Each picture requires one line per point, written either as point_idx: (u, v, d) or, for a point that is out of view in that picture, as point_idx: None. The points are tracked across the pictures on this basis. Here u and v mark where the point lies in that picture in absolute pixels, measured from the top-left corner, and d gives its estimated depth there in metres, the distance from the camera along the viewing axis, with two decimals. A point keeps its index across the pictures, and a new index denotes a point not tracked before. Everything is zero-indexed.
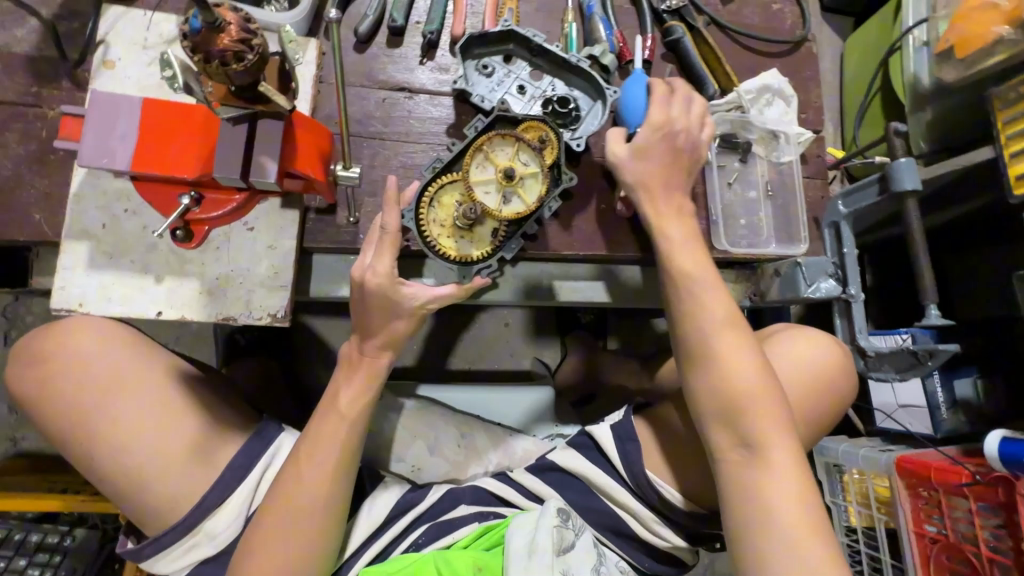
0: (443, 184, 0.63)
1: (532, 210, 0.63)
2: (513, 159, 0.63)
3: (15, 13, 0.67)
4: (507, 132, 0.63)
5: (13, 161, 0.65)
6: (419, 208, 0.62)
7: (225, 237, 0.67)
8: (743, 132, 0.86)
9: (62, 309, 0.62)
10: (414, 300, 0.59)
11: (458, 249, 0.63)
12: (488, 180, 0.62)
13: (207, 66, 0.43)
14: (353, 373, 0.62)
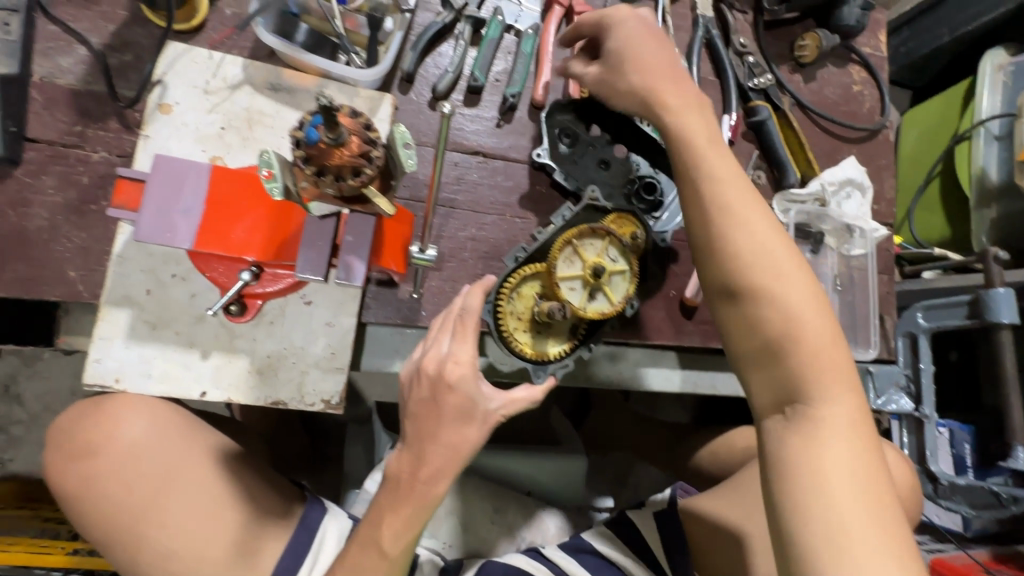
0: (524, 275, 0.58)
1: (619, 309, 0.58)
2: (602, 254, 0.59)
3: (62, 40, 0.60)
4: (600, 225, 0.58)
5: (48, 209, 0.58)
6: (499, 299, 0.57)
7: (281, 312, 0.61)
8: (817, 223, 0.83)
9: (95, 385, 0.56)
10: (488, 401, 0.50)
11: (534, 344, 0.59)
12: (574, 276, 0.57)
13: (320, 179, 0.38)
14: (397, 507, 0.49)
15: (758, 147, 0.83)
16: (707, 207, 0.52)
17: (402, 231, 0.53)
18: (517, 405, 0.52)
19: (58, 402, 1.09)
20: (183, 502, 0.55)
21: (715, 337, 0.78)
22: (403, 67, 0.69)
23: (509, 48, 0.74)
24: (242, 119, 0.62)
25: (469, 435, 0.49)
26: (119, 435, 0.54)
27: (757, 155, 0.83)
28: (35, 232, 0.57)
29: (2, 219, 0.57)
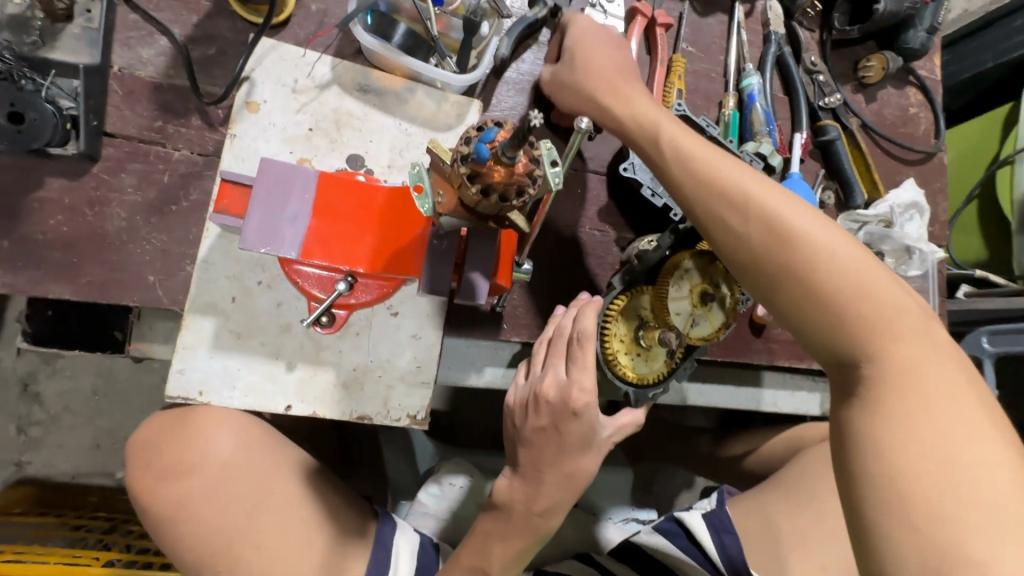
0: (632, 297, 0.56)
1: (720, 334, 0.57)
2: (706, 277, 0.57)
3: (143, 30, 0.57)
4: (705, 249, 0.57)
5: (126, 208, 0.55)
6: (605, 322, 0.56)
7: (367, 323, 0.58)
8: (879, 244, 0.83)
9: (177, 397, 0.53)
10: (599, 430, 0.48)
11: (634, 368, 0.56)
12: (681, 301, 0.55)
13: (485, 200, 0.37)
14: (507, 531, 0.49)
15: (824, 166, 0.83)
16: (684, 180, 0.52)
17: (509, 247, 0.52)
18: (626, 430, 0.51)
19: (80, 403, 1.04)
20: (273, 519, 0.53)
21: (783, 355, 0.78)
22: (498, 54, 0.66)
23: None
24: (330, 121, 0.59)
25: (585, 464, 0.48)
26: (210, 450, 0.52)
27: (824, 174, 0.83)
28: (113, 233, 0.54)
29: (79, 218, 0.53)
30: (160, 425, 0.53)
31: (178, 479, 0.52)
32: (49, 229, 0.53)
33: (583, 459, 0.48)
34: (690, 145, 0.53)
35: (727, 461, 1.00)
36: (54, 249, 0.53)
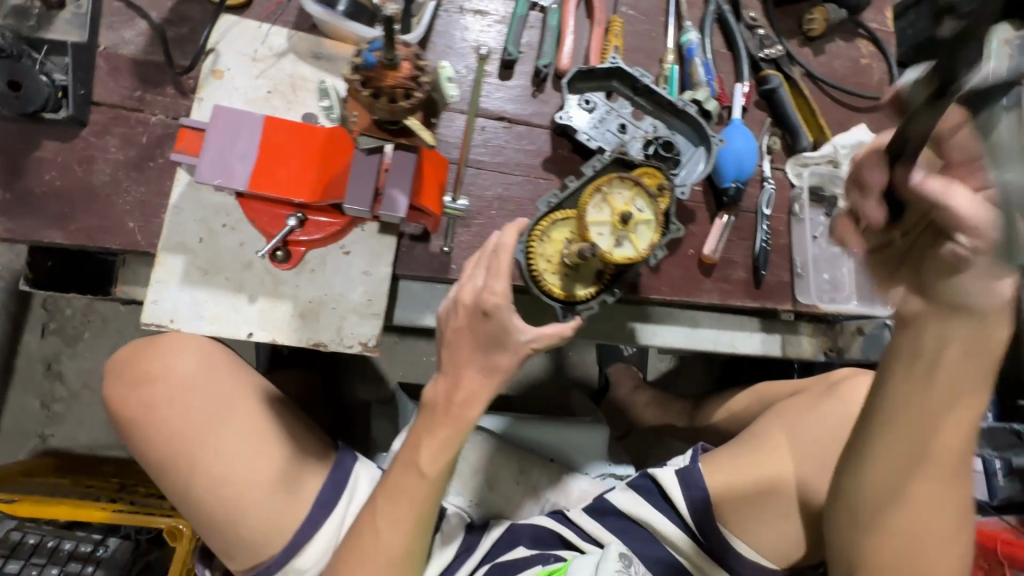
0: (554, 219, 0.60)
1: (644, 257, 0.59)
2: (630, 202, 0.59)
3: (124, 14, 0.65)
4: (628, 174, 0.59)
5: (110, 165, 0.63)
6: (530, 241, 0.60)
7: (321, 260, 0.65)
8: (831, 186, 0.86)
9: (152, 324, 0.60)
10: (522, 333, 0.54)
11: (563, 287, 0.61)
12: (601, 222, 0.58)
13: (375, 101, 0.42)
14: (436, 431, 0.55)
15: (770, 115, 0.86)
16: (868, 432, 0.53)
17: (439, 177, 0.58)
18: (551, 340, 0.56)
19: (98, 381, 1.13)
20: (232, 428, 0.58)
21: (734, 295, 0.81)
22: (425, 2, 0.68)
23: (535, 23, 0.79)
24: (287, 84, 0.66)
25: (503, 364, 0.54)
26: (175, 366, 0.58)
27: (770, 123, 0.86)
28: (100, 186, 0.62)
29: (70, 174, 0.62)
30: (134, 347, 0.60)
31: (148, 392, 0.58)
32: (45, 183, 0.61)
33: (501, 360, 0.54)
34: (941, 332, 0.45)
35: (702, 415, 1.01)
36: (50, 201, 0.61)
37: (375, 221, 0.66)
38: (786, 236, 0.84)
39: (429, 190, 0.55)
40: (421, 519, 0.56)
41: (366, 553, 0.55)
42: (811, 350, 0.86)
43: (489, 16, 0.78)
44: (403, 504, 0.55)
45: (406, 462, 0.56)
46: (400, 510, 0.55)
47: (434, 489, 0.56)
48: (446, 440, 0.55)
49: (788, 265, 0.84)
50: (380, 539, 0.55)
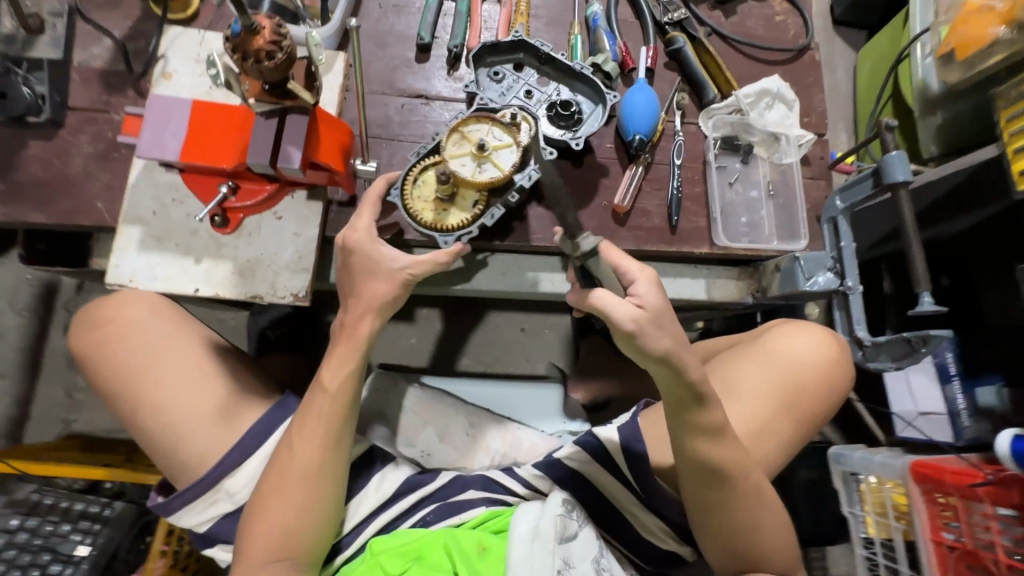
0: (426, 164, 0.71)
1: (506, 176, 0.67)
2: (488, 134, 0.70)
3: (92, 34, 0.78)
4: (481, 113, 0.70)
5: (83, 158, 0.75)
6: (404, 186, 0.70)
7: (257, 225, 0.74)
8: (745, 135, 0.90)
9: (116, 284, 0.71)
10: (393, 261, 0.67)
11: (440, 220, 0.70)
12: (463, 153, 0.68)
13: (244, 63, 0.51)
14: (335, 350, 0.69)
15: (681, 74, 0.92)
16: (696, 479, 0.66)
17: (341, 139, 0.66)
18: (423, 267, 0.67)
19: None
20: (176, 367, 0.68)
21: (649, 241, 0.86)
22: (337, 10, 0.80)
23: (448, 12, 0.88)
24: None
25: (379, 290, 0.67)
26: (127, 315, 0.68)
27: (680, 81, 0.91)
28: (75, 175, 0.75)
29: (51, 167, 0.74)
30: (96, 302, 0.71)
31: (104, 337, 0.68)
32: (31, 175, 0.74)
33: (378, 285, 0.67)
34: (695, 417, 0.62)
35: None
36: (35, 189, 0.73)
37: (304, 188, 0.76)
38: (700, 184, 0.89)
39: (328, 149, 0.64)
40: (332, 434, 0.66)
41: (285, 471, 0.64)
42: (737, 293, 0.90)
43: (406, 9, 0.87)
44: (315, 421, 0.66)
45: (316, 390, 0.67)
46: (312, 426, 0.66)
47: (338, 405, 0.67)
48: (344, 357, 0.68)
49: (705, 211, 0.88)
50: (296, 455, 0.64)
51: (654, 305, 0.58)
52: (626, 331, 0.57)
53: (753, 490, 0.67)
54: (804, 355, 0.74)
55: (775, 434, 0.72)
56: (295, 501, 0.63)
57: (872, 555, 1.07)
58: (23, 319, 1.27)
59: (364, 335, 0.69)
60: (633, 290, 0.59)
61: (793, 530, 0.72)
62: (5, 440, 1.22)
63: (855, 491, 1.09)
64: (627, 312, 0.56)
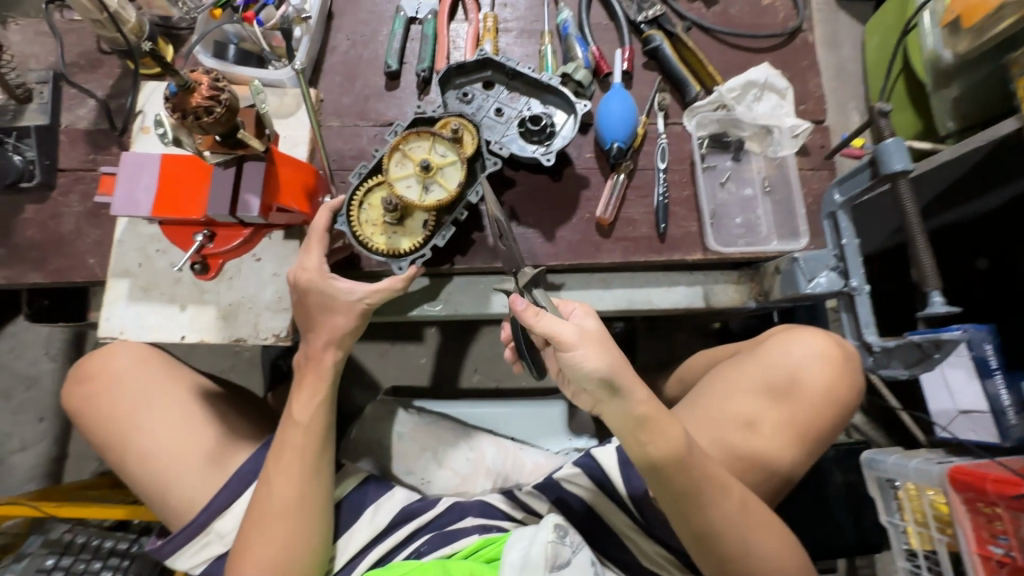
0: (369, 185, 0.70)
1: (452, 194, 0.68)
2: (430, 151, 0.69)
3: (78, 97, 0.82)
4: (421, 129, 0.69)
5: (74, 217, 0.78)
6: (350, 212, 0.69)
7: (237, 269, 0.75)
8: (734, 130, 0.86)
9: (108, 336, 0.73)
10: (351, 294, 0.68)
11: (390, 243, 0.70)
12: (407, 175, 0.68)
13: (185, 121, 0.54)
14: (303, 382, 0.70)
15: (661, 73, 0.87)
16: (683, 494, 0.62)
17: (301, 180, 0.68)
18: (380, 295, 0.69)
19: None
20: (164, 413, 0.70)
21: (637, 251, 0.81)
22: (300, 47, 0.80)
23: (416, 36, 0.88)
24: None
25: (339, 323, 0.69)
26: (117, 365, 0.72)
27: (660, 80, 0.87)
28: (67, 234, 0.78)
29: (45, 228, 0.78)
30: (91, 354, 0.74)
31: (97, 388, 0.71)
32: (28, 238, 0.77)
33: (338, 318, 0.70)
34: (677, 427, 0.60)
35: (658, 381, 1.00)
36: (32, 250, 0.77)
37: (280, 228, 0.76)
38: (689, 186, 0.84)
39: (288, 192, 0.65)
40: (306, 465, 0.66)
41: (265, 508, 0.64)
42: (738, 298, 0.85)
43: (374, 38, 0.87)
44: (291, 454, 0.66)
45: (291, 423, 0.68)
46: (287, 459, 0.66)
47: (312, 437, 0.68)
48: (314, 388, 0.70)
49: (695, 214, 0.83)
50: (273, 489, 0.64)
51: (598, 326, 0.58)
52: (567, 343, 0.55)
53: (743, 515, 0.64)
54: (799, 359, 0.71)
55: (773, 450, 0.69)
56: (273, 541, 0.62)
57: (916, 569, 0.99)
58: (56, 363, 1.33)
59: (331, 365, 0.71)
60: (575, 317, 0.60)
61: (795, 553, 0.66)
62: (47, 479, 1.29)
63: (894, 499, 1.01)
64: (572, 328, 0.56)
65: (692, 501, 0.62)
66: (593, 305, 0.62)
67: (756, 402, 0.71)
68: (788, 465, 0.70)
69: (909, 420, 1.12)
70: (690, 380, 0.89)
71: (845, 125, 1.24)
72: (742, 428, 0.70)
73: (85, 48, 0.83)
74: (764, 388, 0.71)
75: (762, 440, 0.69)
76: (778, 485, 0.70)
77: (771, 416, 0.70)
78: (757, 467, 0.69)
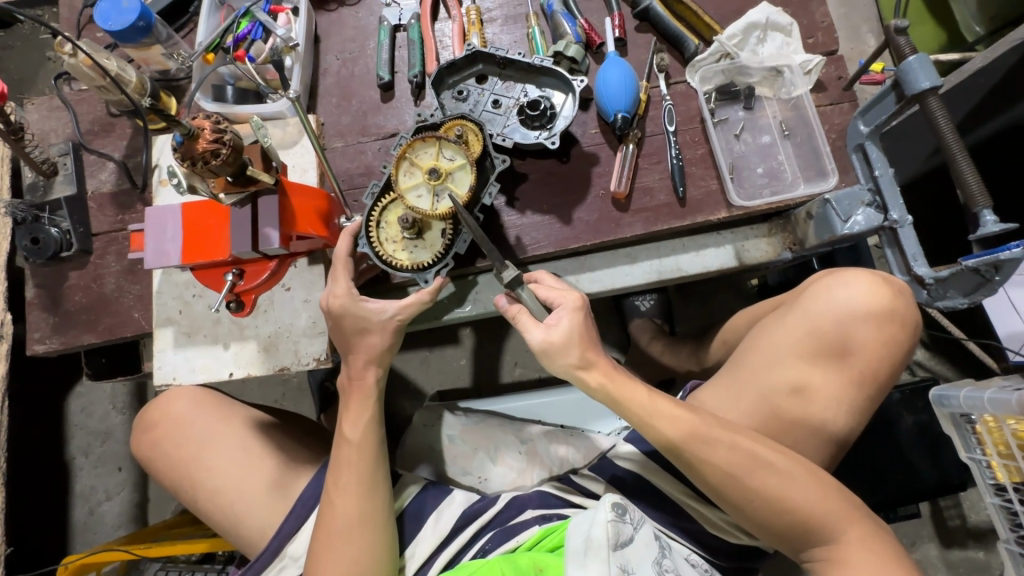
0: (384, 204, 0.70)
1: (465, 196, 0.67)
2: (437, 157, 0.69)
3: (98, 162, 0.85)
4: (425, 135, 0.69)
5: (114, 276, 0.82)
6: (369, 232, 0.70)
7: (270, 301, 0.77)
8: (741, 78, 0.83)
9: (163, 384, 0.76)
10: (383, 313, 0.69)
11: (412, 258, 0.70)
12: (417, 184, 0.68)
13: (195, 167, 0.55)
14: (349, 405, 0.70)
15: (655, 33, 0.85)
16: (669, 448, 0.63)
17: (315, 205, 0.68)
18: (410, 310, 0.69)
19: None
20: (223, 449, 0.73)
21: (659, 220, 0.79)
22: (293, 75, 0.81)
23: (403, 43, 0.88)
24: None
25: (375, 342, 0.70)
26: (175, 410, 0.76)
27: (656, 41, 0.84)
28: (110, 293, 0.82)
29: (90, 291, 0.82)
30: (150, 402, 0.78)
31: (158, 434, 0.75)
32: (76, 302, 0.82)
33: (374, 338, 0.70)
34: (649, 399, 0.64)
35: (701, 348, 0.98)
36: (81, 314, 0.81)
37: (303, 255, 0.78)
38: (701, 143, 0.81)
39: (303, 218, 0.66)
40: (365, 481, 0.67)
41: (333, 527, 0.65)
42: (772, 250, 0.81)
43: (362, 54, 0.88)
44: (347, 473, 0.67)
45: (340, 442, 0.69)
46: (345, 478, 0.66)
47: (366, 453, 0.68)
48: (359, 409, 0.70)
49: (712, 171, 0.80)
50: (336, 508, 0.65)
51: (567, 330, 0.64)
52: (536, 350, 0.65)
53: (739, 458, 0.61)
54: (800, 306, 0.70)
55: (822, 398, 0.67)
56: (327, 557, 0.63)
57: (1008, 503, 0.93)
58: (124, 416, 1.41)
59: (373, 383, 0.71)
60: (552, 317, 0.65)
61: (822, 489, 0.60)
62: (133, 524, 1.37)
63: (972, 433, 0.95)
64: (536, 334, 0.64)
65: (685, 456, 0.62)
66: (576, 303, 0.65)
67: (770, 357, 0.69)
68: (820, 407, 0.66)
69: (976, 348, 1.06)
70: (733, 341, 0.86)
71: (861, 51, 1.17)
72: (769, 385, 0.68)
73: (97, 115, 0.87)
74: (808, 338, 0.68)
75: (781, 389, 0.67)
76: (835, 434, 0.67)
77: (787, 366, 0.68)
78: (796, 414, 0.67)
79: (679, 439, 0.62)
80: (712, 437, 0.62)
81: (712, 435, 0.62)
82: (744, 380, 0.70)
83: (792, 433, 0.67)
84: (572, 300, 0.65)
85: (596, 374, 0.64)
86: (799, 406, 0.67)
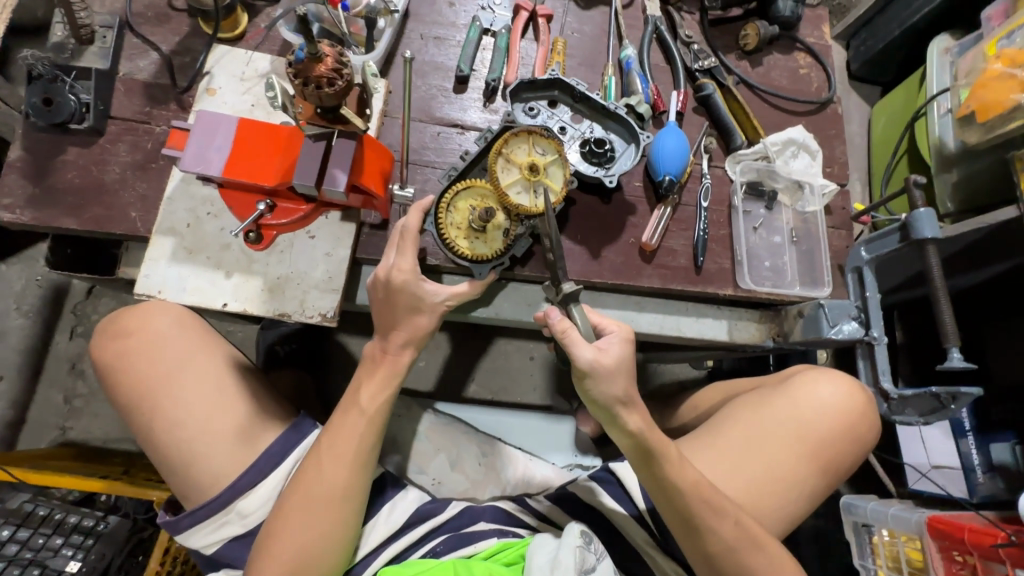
0: (458, 191, 0.73)
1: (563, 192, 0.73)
2: (531, 152, 0.73)
3: (140, 47, 0.80)
4: (519, 129, 0.72)
5: (120, 167, 0.75)
6: (438, 213, 0.72)
7: (290, 243, 0.74)
8: (769, 182, 0.93)
9: (144, 295, 0.69)
10: (437, 296, 0.68)
11: (472, 249, 0.73)
12: (515, 182, 0.72)
13: (304, 88, 0.54)
14: (376, 372, 0.68)
15: (709, 118, 0.94)
16: (687, 512, 0.67)
17: (381, 162, 0.67)
18: (462, 298, 0.71)
19: None
20: (196, 381, 0.67)
21: (674, 280, 0.86)
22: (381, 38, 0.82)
23: (487, 46, 0.91)
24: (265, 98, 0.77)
25: (424, 324, 0.69)
26: (151, 326, 0.69)
27: (707, 125, 0.94)
28: (110, 183, 0.75)
29: (87, 173, 0.74)
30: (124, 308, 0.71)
31: (125, 346, 0.68)
32: (66, 181, 0.74)
33: (422, 319, 0.69)
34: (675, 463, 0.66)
35: (667, 408, 1.04)
36: (68, 194, 0.73)
37: (338, 209, 0.75)
38: (725, 225, 0.90)
39: (370, 172, 0.66)
40: (361, 457, 0.64)
41: (311, 491, 0.62)
42: (758, 336, 0.89)
43: (446, 41, 0.90)
44: (345, 441, 0.64)
45: (349, 405, 0.66)
46: (342, 446, 0.64)
47: (372, 427, 0.66)
48: (383, 381, 0.68)
49: (729, 252, 0.89)
50: (323, 474, 0.62)
51: (617, 357, 0.64)
52: (582, 369, 0.63)
53: (740, 535, 0.68)
54: (830, 405, 0.76)
55: (793, 481, 0.74)
56: (311, 527, 0.61)
57: None
58: (26, 321, 1.24)
59: (407, 364, 0.70)
60: (604, 340, 0.65)
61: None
62: None
63: (868, 543, 1.06)
64: (588, 353, 0.62)
65: (693, 521, 0.67)
66: (628, 334, 0.67)
67: (775, 441, 0.74)
68: (804, 498, 0.75)
69: (882, 470, 1.20)
70: (703, 410, 0.93)
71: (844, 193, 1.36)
72: (775, 474, 0.73)
73: (156, 2, 0.82)
74: (806, 436, 0.75)
75: (783, 478, 0.73)
76: (801, 511, 0.75)
77: (788, 456, 0.74)
78: (782, 501, 0.73)
79: (697, 508, 0.66)
80: (723, 508, 0.67)
81: (725, 509, 0.67)
82: (750, 456, 0.74)
83: (775, 517, 0.73)
84: (624, 331, 0.67)
85: (634, 416, 0.66)
86: (765, 481, 0.73)
